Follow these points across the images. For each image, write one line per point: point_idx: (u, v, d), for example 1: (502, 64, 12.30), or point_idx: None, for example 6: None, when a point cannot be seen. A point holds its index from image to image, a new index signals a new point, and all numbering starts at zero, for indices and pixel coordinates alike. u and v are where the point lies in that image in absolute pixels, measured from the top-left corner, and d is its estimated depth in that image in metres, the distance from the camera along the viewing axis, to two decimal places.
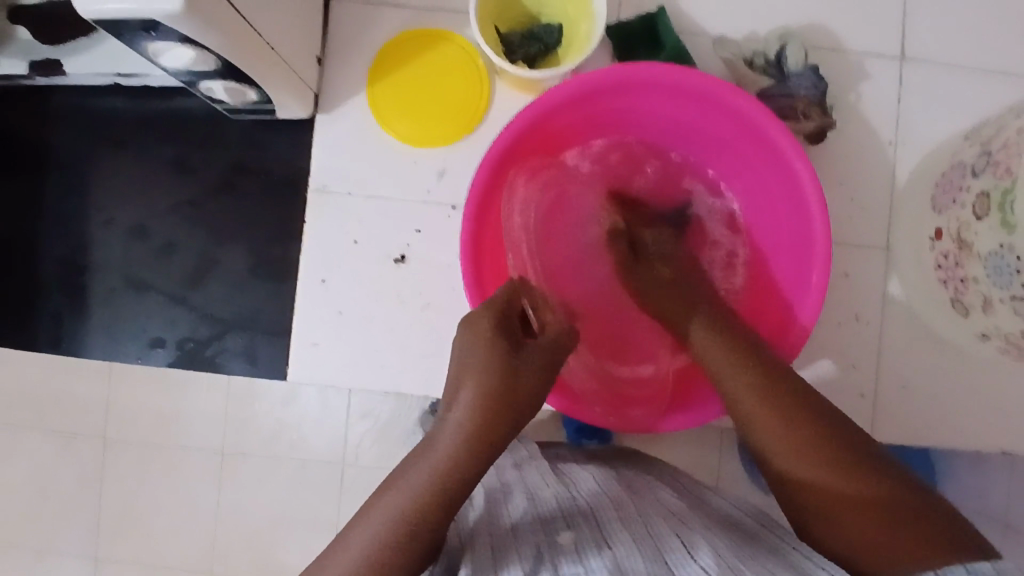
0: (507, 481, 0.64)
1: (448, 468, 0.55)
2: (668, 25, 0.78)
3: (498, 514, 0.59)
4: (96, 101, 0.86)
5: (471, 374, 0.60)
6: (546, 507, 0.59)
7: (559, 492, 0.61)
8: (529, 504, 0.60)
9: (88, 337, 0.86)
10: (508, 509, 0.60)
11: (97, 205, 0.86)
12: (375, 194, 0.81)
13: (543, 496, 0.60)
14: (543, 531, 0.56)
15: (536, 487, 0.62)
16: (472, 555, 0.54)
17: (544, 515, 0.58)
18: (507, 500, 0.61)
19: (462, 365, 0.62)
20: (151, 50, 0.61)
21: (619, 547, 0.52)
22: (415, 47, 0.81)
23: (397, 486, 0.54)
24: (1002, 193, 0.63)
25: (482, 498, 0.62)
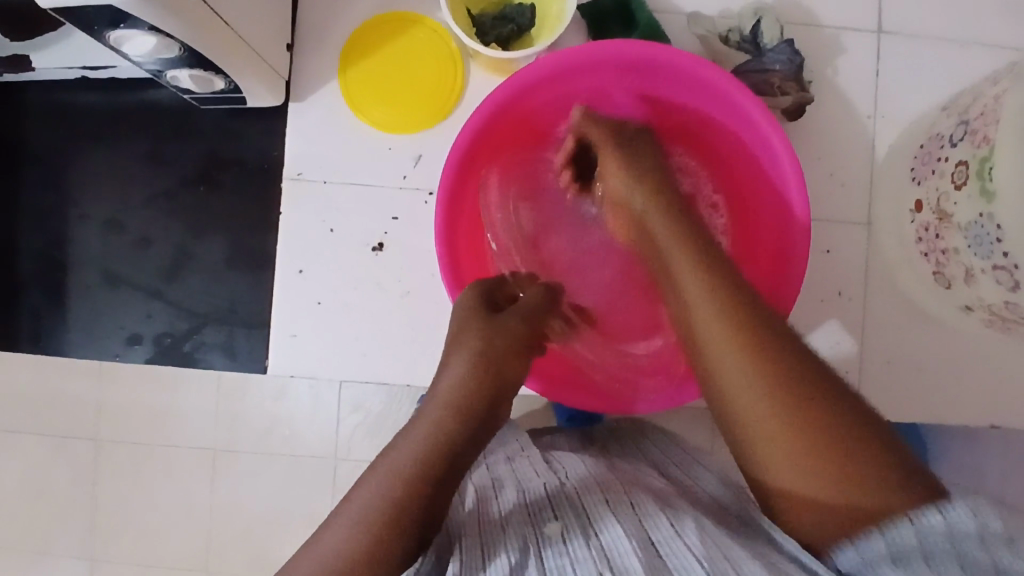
0: (497, 477, 0.60)
1: (443, 428, 0.55)
2: (640, 2, 0.76)
3: (487, 507, 0.56)
4: (65, 95, 0.84)
5: (466, 341, 0.62)
6: (533, 494, 0.56)
7: (548, 480, 0.58)
8: (518, 494, 0.57)
9: (67, 333, 0.85)
10: (498, 502, 0.56)
11: (70, 201, 0.85)
12: (349, 181, 0.80)
13: (532, 485, 0.57)
14: (530, 522, 0.53)
15: (525, 478, 0.59)
16: (458, 548, 0.51)
17: (531, 503, 0.55)
18: (497, 491, 0.58)
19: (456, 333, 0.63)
20: (113, 39, 0.60)
21: (608, 534, 0.50)
22: (387, 31, 0.80)
23: (392, 452, 0.53)
24: (979, 161, 0.62)
25: (472, 494, 0.58)
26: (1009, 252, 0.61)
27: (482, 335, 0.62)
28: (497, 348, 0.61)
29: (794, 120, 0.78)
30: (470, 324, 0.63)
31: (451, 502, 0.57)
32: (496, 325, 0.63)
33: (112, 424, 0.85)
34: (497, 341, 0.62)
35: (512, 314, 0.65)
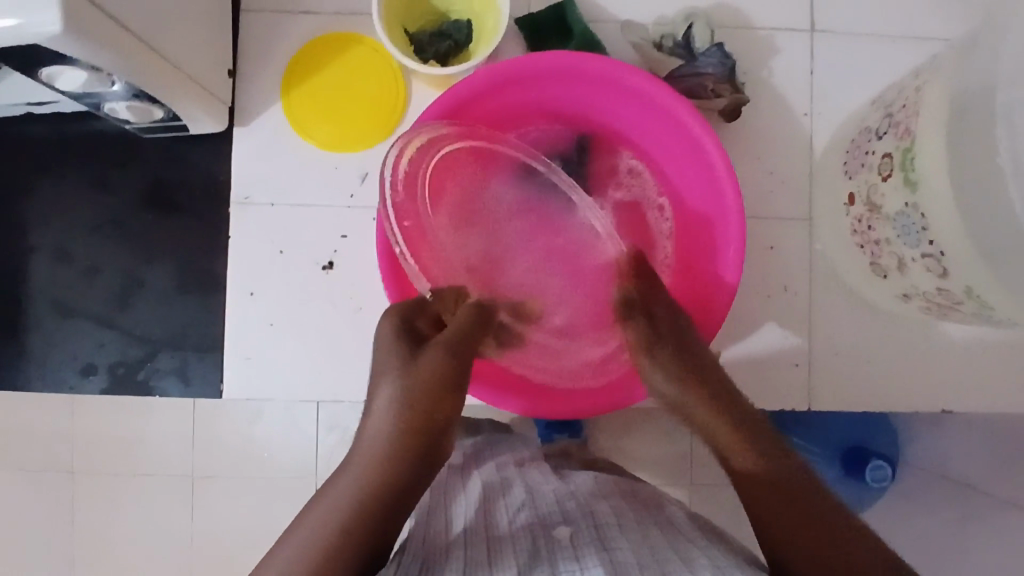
0: (505, 477, 0.65)
1: (376, 472, 0.50)
2: (574, 12, 0.78)
3: (493, 509, 0.58)
4: (9, 129, 0.85)
5: (385, 380, 0.55)
6: (544, 502, 0.58)
7: (556, 488, 0.61)
8: (527, 496, 0.60)
9: (19, 367, 0.85)
10: (506, 501, 0.60)
11: (18, 234, 0.85)
12: (295, 202, 0.81)
13: (542, 491, 0.61)
14: (536, 525, 0.55)
15: (535, 482, 0.63)
16: (463, 551, 0.52)
17: (542, 513, 0.57)
18: (506, 493, 0.61)
19: (381, 358, 0.57)
20: (44, 75, 0.61)
21: (620, 545, 0.50)
22: (328, 51, 0.81)
23: (325, 499, 0.49)
24: (902, 152, 0.63)
25: (478, 491, 0.62)
26: (933, 240, 0.62)
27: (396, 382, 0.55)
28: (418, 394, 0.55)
29: (731, 121, 0.80)
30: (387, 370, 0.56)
31: (457, 507, 0.59)
32: (414, 372, 0.55)
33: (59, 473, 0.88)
34: (416, 386, 0.55)
35: (431, 352, 0.57)
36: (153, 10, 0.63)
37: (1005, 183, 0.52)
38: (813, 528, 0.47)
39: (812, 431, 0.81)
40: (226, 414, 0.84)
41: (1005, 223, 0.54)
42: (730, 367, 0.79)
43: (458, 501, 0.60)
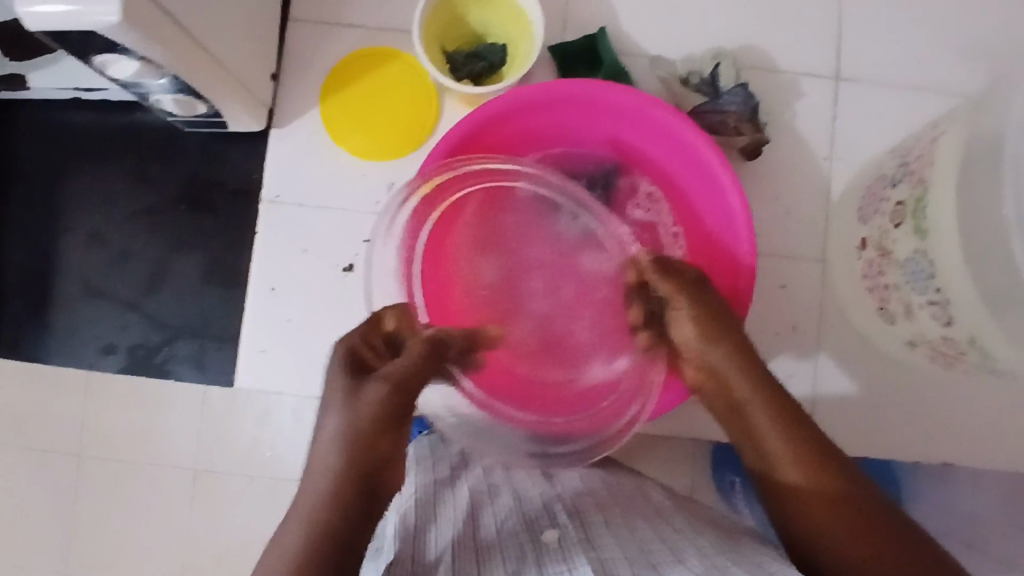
0: (494, 483, 0.67)
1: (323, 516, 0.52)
2: (605, 43, 0.81)
3: (481, 516, 0.61)
4: (60, 114, 0.89)
5: (330, 417, 0.55)
6: (531, 508, 0.61)
7: (543, 491, 0.64)
8: (514, 503, 0.63)
9: (44, 342, 0.88)
10: (494, 510, 0.62)
11: (58, 214, 0.89)
12: (323, 205, 0.84)
13: (529, 496, 0.64)
14: (526, 530, 0.58)
15: (522, 488, 0.65)
16: (454, 557, 0.54)
17: (529, 517, 0.60)
18: (494, 500, 0.64)
19: (326, 390, 0.57)
20: (100, 63, 0.65)
21: (604, 546, 0.52)
22: (367, 64, 0.84)
23: (277, 544, 0.52)
24: (914, 201, 0.64)
25: (465, 495, 0.64)
26: (942, 288, 0.63)
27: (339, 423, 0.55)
28: (356, 436, 0.54)
29: (751, 159, 0.81)
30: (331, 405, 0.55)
31: (446, 515, 0.60)
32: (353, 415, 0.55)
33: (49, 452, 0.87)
34: (357, 427, 0.54)
35: (372, 390, 0.55)
36: (205, 11, 0.67)
37: (1011, 236, 0.54)
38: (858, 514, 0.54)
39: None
40: (234, 406, 0.85)
41: (1009, 276, 0.55)
42: None
43: (446, 508, 0.62)
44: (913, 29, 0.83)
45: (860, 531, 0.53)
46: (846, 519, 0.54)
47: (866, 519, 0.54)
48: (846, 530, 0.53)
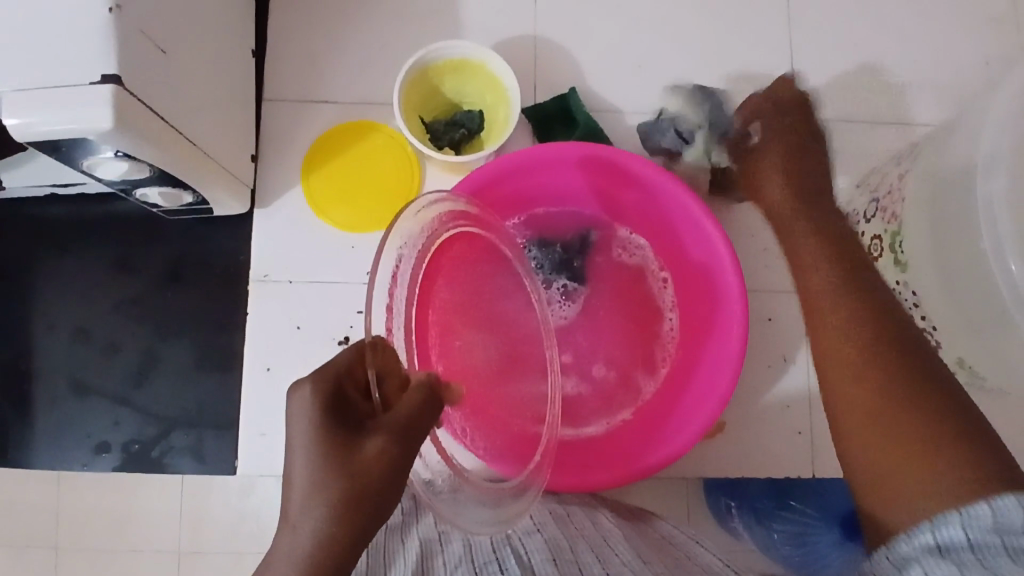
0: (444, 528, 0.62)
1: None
2: (578, 103, 0.83)
3: (431, 562, 0.56)
4: (32, 211, 0.87)
5: (309, 477, 0.43)
6: (482, 554, 0.57)
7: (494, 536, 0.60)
8: (465, 548, 0.58)
9: (32, 446, 0.85)
10: (443, 556, 0.57)
11: (36, 312, 0.87)
12: (313, 279, 0.84)
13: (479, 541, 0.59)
14: None
15: None
16: None
17: (480, 565, 0.55)
18: (444, 547, 0.59)
19: (301, 440, 0.43)
20: (87, 164, 0.64)
21: None
22: (346, 138, 0.85)
23: None
24: (892, 235, 0.69)
25: (414, 543, 0.59)
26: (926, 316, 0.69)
27: (324, 486, 0.42)
28: (347, 503, 0.42)
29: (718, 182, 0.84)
30: (307, 468, 0.43)
31: (391, 567, 0.55)
32: (344, 485, 0.42)
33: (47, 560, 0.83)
34: (346, 492, 0.42)
35: (369, 448, 0.43)
36: (187, 101, 0.67)
37: (988, 264, 0.58)
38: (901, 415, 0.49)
39: (813, 496, 0.83)
40: (216, 490, 0.83)
41: (989, 300, 0.59)
42: (736, 436, 0.83)
43: (391, 559, 0.57)
44: (862, 67, 0.88)
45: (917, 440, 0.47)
46: (878, 432, 0.49)
47: (948, 423, 0.46)
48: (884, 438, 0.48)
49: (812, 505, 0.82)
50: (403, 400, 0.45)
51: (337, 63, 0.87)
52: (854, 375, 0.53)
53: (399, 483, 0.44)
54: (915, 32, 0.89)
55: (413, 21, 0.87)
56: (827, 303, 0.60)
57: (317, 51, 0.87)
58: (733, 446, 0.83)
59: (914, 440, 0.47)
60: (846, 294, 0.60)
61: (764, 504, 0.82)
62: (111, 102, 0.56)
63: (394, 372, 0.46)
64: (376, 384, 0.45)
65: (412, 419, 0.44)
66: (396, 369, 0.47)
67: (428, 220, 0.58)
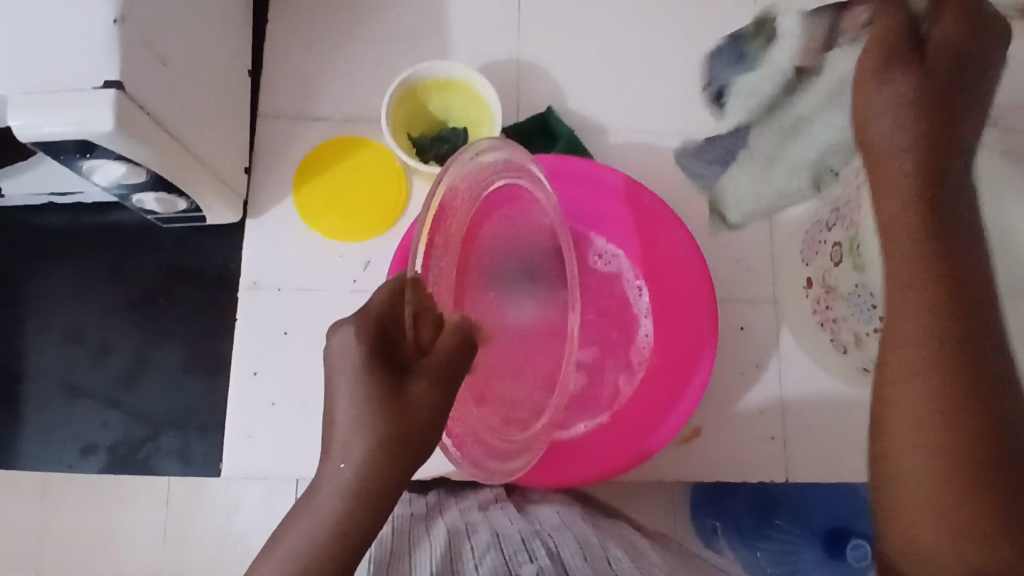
0: (471, 523, 0.66)
1: (354, 514, 0.49)
2: (557, 120, 0.88)
3: (461, 548, 0.60)
4: (30, 219, 0.90)
5: (357, 405, 0.50)
6: (510, 539, 0.60)
7: (522, 527, 0.63)
8: (493, 536, 0.61)
9: (20, 447, 0.86)
10: (472, 542, 0.61)
11: (29, 317, 0.89)
12: (301, 287, 0.87)
13: (507, 531, 0.62)
14: (503, 564, 0.54)
15: (499, 524, 0.65)
16: None
17: (509, 548, 0.58)
18: (472, 535, 0.63)
19: (347, 371, 0.51)
20: (88, 168, 0.68)
21: None
22: (335, 153, 0.89)
23: (289, 537, 0.49)
24: (850, 240, 0.73)
25: (443, 535, 0.63)
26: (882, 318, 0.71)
27: (372, 422, 0.50)
28: (392, 439, 0.50)
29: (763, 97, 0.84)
30: (352, 399, 0.50)
31: (423, 553, 0.59)
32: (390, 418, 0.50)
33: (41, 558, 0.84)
34: (388, 423, 0.50)
35: (415, 385, 0.51)
36: (184, 111, 0.71)
37: None
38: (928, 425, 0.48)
39: (796, 515, 0.87)
40: (201, 497, 0.84)
41: None
42: (712, 442, 0.85)
43: (423, 550, 0.60)
44: None
45: (954, 452, 0.46)
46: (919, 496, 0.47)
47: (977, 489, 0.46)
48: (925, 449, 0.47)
49: (791, 521, 0.87)
50: (441, 340, 0.52)
51: (330, 83, 0.91)
52: (903, 395, 0.49)
53: (439, 424, 0.51)
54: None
55: (403, 44, 0.92)
56: (906, 309, 0.50)
57: (311, 71, 0.91)
58: (708, 451, 0.85)
59: (956, 473, 0.46)
60: (935, 367, 0.48)
61: (744, 525, 0.86)
62: (113, 105, 0.59)
63: (430, 323, 0.52)
64: (418, 316, 0.51)
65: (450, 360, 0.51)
66: (433, 312, 0.52)
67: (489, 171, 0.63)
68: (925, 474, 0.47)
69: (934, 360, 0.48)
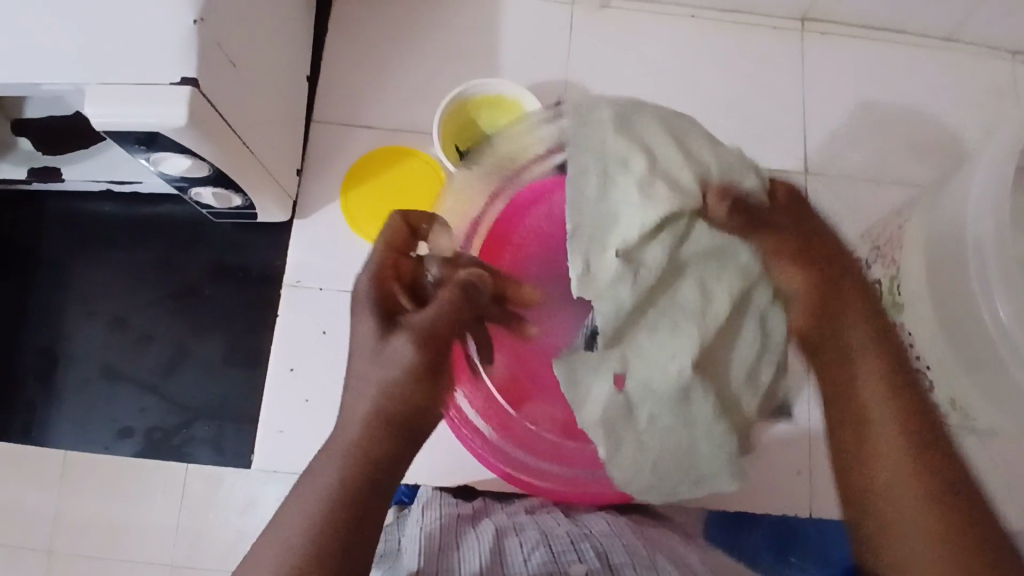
0: (518, 522, 0.75)
1: (373, 454, 0.52)
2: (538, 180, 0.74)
3: (508, 542, 0.69)
4: (85, 206, 0.93)
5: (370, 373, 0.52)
6: (558, 539, 0.69)
7: (570, 529, 0.72)
8: (540, 535, 0.71)
9: (57, 425, 0.89)
10: (520, 539, 0.70)
11: (76, 300, 0.92)
12: (342, 288, 0.89)
13: (555, 532, 0.71)
14: (552, 560, 0.64)
15: (547, 525, 0.74)
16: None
17: (555, 545, 0.67)
18: (520, 533, 0.72)
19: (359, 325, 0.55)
20: (152, 159, 0.71)
21: None
22: (383, 161, 0.91)
23: (314, 475, 0.52)
24: (889, 279, 0.74)
25: (493, 531, 0.72)
26: None
27: (372, 396, 0.52)
28: (389, 423, 0.52)
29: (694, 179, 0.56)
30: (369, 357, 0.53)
31: (472, 543, 0.69)
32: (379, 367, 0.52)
33: (68, 536, 0.86)
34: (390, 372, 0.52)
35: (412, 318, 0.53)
36: (249, 112, 0.74)
37: (977, 304, 0.63)
38: (864, 429, 0.53)
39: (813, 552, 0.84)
40: (218, 493, 0.86)
41: (981, 342, 0.64)
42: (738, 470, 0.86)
43: (475, 540, 0.69)
44: (874, 123, 0.92)
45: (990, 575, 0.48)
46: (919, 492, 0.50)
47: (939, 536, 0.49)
48: (901, 443, 0.51)
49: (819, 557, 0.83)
50: (442, 295, 0.54)
51: (384, 94, 0.94)
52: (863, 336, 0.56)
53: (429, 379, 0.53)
54: (932, 98, 0.93)
55: (455, 62, 0.95)
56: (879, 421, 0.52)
57: (367, 80, 0.94)
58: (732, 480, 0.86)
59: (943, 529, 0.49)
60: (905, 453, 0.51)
61: (768, 556, 0.83)
62: (187, 102, 0.62)
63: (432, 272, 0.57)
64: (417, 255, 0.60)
65: (444, 323, 0.54)
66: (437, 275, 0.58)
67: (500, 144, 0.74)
68: (901, 440, 0.51)
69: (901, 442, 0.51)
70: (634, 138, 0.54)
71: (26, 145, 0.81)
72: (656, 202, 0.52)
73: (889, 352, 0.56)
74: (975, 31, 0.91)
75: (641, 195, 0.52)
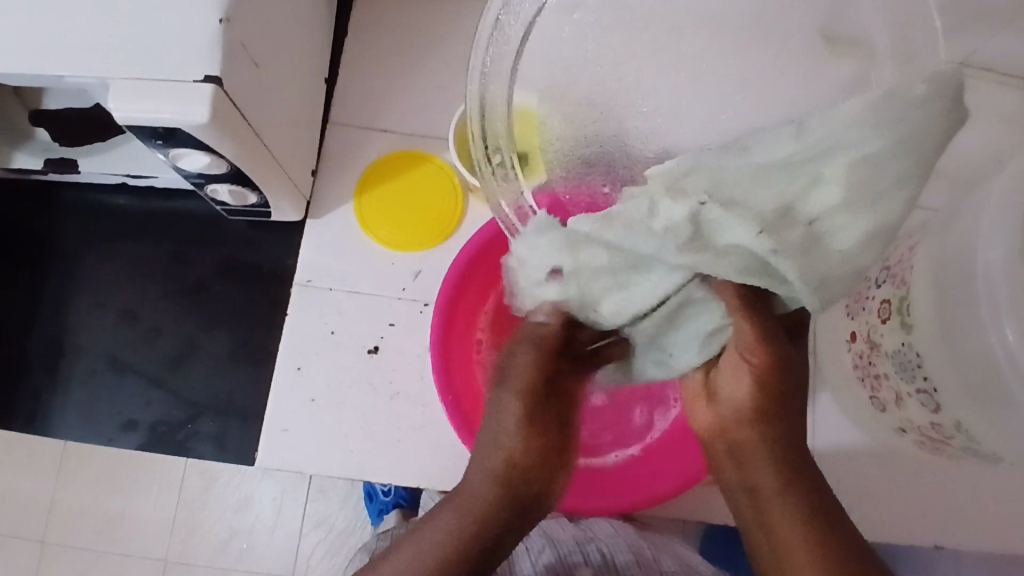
0: None
1: (485, 514, 0.56)
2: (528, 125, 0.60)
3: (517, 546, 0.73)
4: (100, 198, 0.94)
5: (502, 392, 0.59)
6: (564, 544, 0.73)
7: (576, 534, 0.75)
8: (546, 540, 0.74)
9: (61, 416, 0.89)
10: (528, 543, 0.74)
11: (86, 291, 0.92)
12: (352, 290, 0.89)
13: (561, 536, 0.75)
14: None
15: (554, 530, 0.76)
16: None
17: None
18: (527, 537, 0.75)
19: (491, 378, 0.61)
20: (171, 155, 0.72)
21: None
22: (399, 166, 0.92)
23: (424, 532, 0.57)
24: (899, 299, 0.74)
25: None
26: (928, 377, 0.73)
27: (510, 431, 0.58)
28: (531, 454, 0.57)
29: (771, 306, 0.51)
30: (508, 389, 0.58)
31: None
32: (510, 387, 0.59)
33: None
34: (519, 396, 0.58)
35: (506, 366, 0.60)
36: (268, 112, 0.74)
37: (986, 329, 0.63)
38: (769, 528, 0.53)
39: None
40: (214, 489, 0.90)
41: (987, 367, 0.64)
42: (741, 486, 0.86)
43: None
44: None
45: None
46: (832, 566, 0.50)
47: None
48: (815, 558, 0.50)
49: None
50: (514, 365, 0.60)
51: (401, 99, 0.95)
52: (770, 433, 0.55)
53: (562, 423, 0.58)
54: None
55: None
56: (777, 489, 0.53)
57: (384, 83, 0.95)
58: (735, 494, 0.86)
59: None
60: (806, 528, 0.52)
61: None
62: (208, 99, 0.63)
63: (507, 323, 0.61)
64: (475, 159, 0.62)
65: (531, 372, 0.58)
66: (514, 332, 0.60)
67: (479, 49, 0.59)
68: (809, 559, 0.51)
69: (798, 511, 0.52)
70: (850, 169, 0.41)
71: (44, 135, 0.81)
72: (762, 242, 0.41)
73: (793, 460, 0.55)
74: (988, 59, 0.92)
75: (773, 215, 0.41)
